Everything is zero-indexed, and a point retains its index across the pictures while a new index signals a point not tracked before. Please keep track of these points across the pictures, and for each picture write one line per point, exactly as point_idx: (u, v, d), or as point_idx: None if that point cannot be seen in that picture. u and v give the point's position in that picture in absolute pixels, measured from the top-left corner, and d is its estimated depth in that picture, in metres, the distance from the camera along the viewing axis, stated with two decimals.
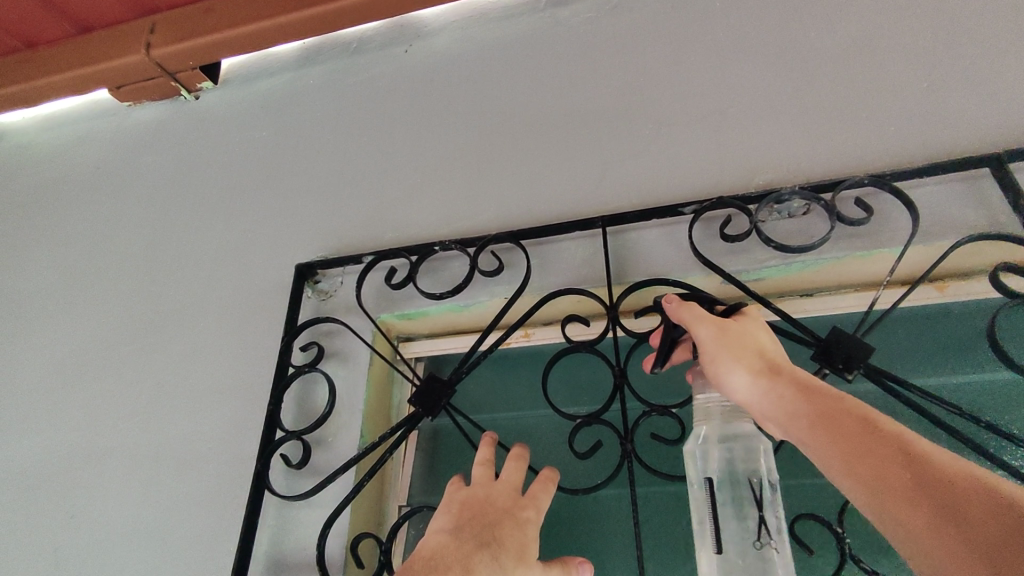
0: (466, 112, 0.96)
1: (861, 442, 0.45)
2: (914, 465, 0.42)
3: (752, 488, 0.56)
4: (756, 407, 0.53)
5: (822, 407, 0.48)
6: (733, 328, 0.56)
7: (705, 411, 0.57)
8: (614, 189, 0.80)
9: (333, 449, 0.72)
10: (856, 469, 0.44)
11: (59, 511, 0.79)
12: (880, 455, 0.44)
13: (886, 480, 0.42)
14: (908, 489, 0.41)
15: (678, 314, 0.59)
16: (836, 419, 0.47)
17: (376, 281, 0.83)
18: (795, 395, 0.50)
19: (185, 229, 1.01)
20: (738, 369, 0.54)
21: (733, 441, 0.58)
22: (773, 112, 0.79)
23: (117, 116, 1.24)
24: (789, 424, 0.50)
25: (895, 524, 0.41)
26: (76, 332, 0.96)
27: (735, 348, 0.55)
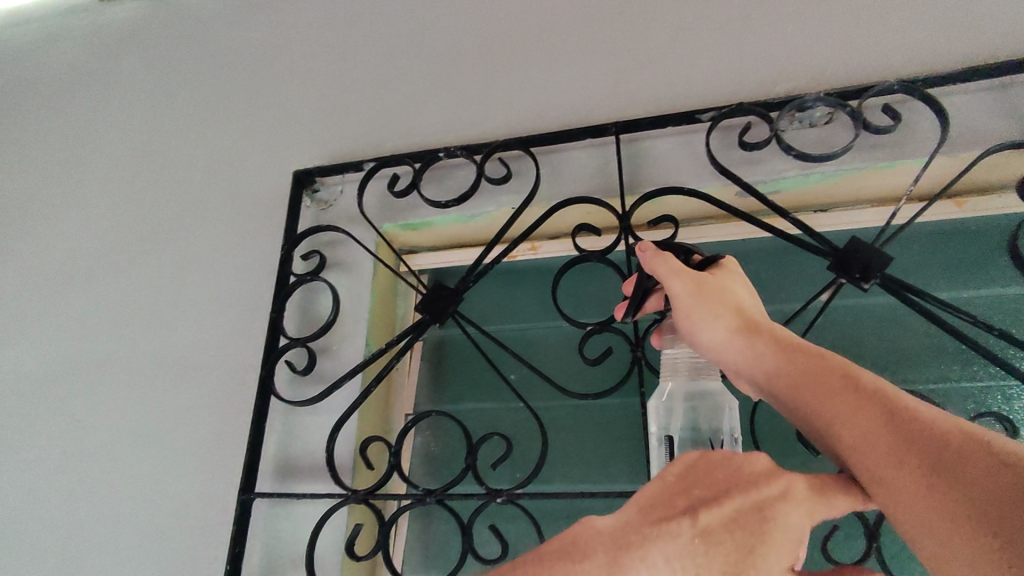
0: (471, 10, 0.90)
1: (844, 401, 0.38)
2: (909, 426, 0.36)
3: (715, 447, 0.52)
4: (732, 366, 0.46)
5: (802, 365, 0.42)
6: (710, 283, 0.50)
7: (671, 367, 0.52)
8: (628, 95, 0.76)
9: (338, 357, 0.72)
10: (844, 436, 0.38)
11: (62, 416, 0.79)
12: (869, 417, 0.37)
13: (881, 448, 0.36)
14: (906, 458, 0.35)
15: (650, 263, 0.53)
16: (816, 379, 0.40)
17: (377, 189, 0.80)
18: (772, 352, 0.44)
19: (173, 135, 0.96)
20: (713, 328, 0.47)
21: (699, 399, 0.52)
22: (800, 13, 0.74)
23: (91, 12, 1.15)
24: (766, 386, 0.43)
25: (892, 500, 0.35)
26: (63, 240, 0.92)
27: (710, 305, 0.48)
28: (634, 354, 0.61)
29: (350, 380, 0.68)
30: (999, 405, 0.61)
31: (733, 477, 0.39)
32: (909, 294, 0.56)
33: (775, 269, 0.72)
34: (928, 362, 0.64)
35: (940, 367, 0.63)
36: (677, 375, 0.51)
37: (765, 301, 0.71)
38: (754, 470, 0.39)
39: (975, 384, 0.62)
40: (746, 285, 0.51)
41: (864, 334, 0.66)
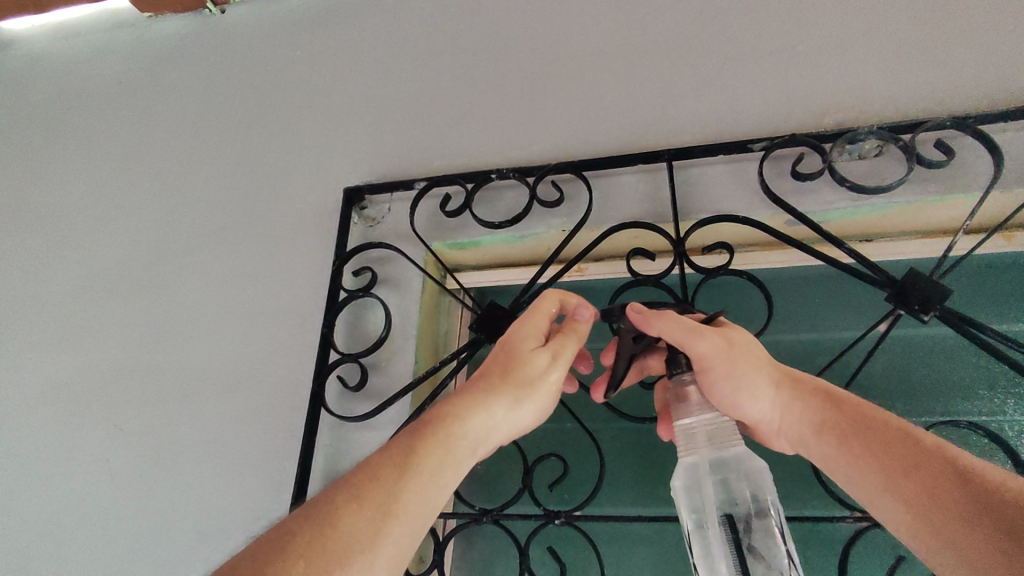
0: (517, 35, 0.92)
1: (895, 452, 0.47)
2: (958, 474, 0.43)
3: (761, 519, 0.50)
4: (782, 421, 0.54)
5: (852, 419, 0.50)
6: (739, 340, 0.55)
7: (690, 439, 0.51)
8: (677, 123, 0.78)
9: (388, 374, 0.72)
10: (898, 483, 0.45)
11: (110, 425, 0.80)
12: (916, 466, 0.45)
13: (931, 494, 0.44)
14: (954, 503, 0.42)
15: (654, 327, 0.54)
16: (870, 432, 0.48)
17: (427, 208, 0.81)
18: (823, 407, 0.52)
19: (220, 150, 0.98)
20: (759, 384, 0.54)
21: (726, 470, 0.50)
22: (847, 48, 0.76)
23: (137, 28, 1.17)
24: (818, 439, 0.51)
25: (943, 540, 0.42)
26: (110, 249, 0.94)
27: (750, 361, 0.55)
28: None
29: (401, 398, 0.68)
30: None
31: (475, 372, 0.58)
32: (969, 328, 0.57)
33: (825, 298, 0.72)
34: (982, 394, 0.64)
35: (994, 399, 0.63)
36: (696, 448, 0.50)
37: (815, 329, 0.71)
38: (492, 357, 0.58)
39: None
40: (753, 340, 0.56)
41: (915, 364, 0.66)
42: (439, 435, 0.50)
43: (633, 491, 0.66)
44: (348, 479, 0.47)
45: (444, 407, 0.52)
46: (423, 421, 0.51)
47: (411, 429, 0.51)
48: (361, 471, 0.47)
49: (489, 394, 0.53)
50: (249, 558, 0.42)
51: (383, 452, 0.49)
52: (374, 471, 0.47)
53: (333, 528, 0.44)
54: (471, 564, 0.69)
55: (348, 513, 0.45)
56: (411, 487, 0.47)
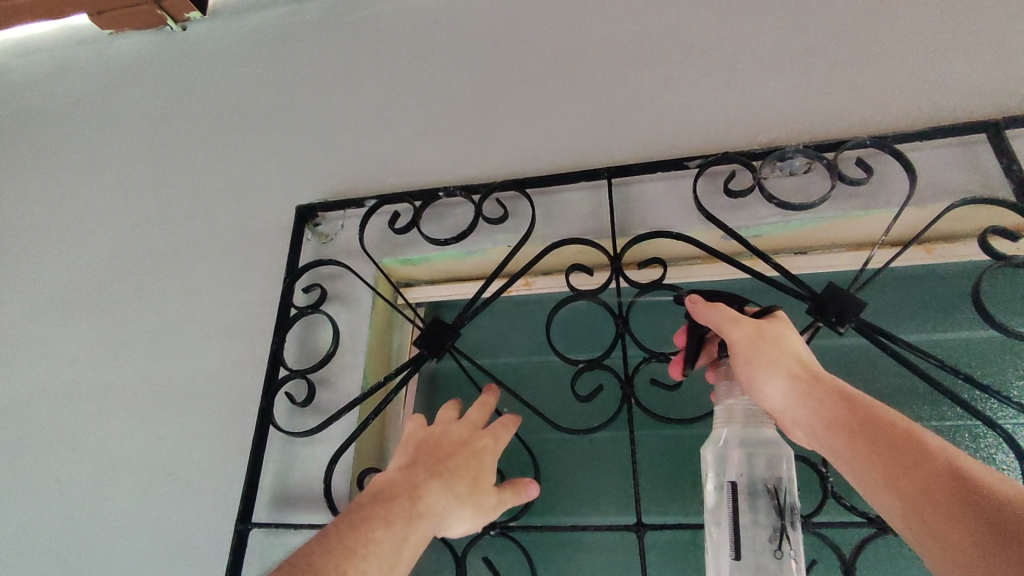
0: (469, 55, 0.94)
1: (900, 451, 0.44)
2: (956, 476, 0.40)
3: (774, 498, 0.55)
4: (795, 413, 0.51)
5: (864, 416, 0.47)
6: (773, 336, 0.55)
7: (727, 411, 0.57)
8: (619, 141, 0.81)
9: (336, 389, 0.74)
10: (897, 479, 0.42)
11: (62, 443, 0.80)
12: (920, 467, 0.42)
13: (926, 492, 0.41)
14: (948, 501, 0.39)
15: (704, 315, 0.58)
16: (877, 430, 0.45)
17: (377, 225, 0.83)
18: (837, 404, 0.49)
19: (177, 166, 0.99)
20: (772, 377, 0.53)
21: (756, 447, 0.56)
22: (780, 69, 0.79)
23: (97, 44, 1.18)
24: (826, 433, 0.48)
25: (932, 540, 0.39)
26: (66, 266, 0.95)
27: (770, 353, 0.54)
28: (624, 392, 0.63)
29: (348, 412, 0.70)
30: (967, 443, 0.64)
31: (431, 436, 0.58)
32: (881, 338, 0.60)
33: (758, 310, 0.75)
34: (902, 401, 0.67)
35: (912, 406, 0.67)
36: (731, 421, 0.56)
37: None
38: (454, 433, 0.58)
39: (944, 423, 0.65)
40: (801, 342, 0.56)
41: (840, 372, 0.69)
42: (425, 524, 0.50)
43: (570, 500, 0.68)
44: (337, 547, 0.46)
45: (424, 488, 0.52)
46: (412, 505, 0.51)
47: (397, 508, 0.50)
48: (352, 542, 0.47)
49: (466, 481, 0.54)
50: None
51: (373, 525, 0.48)
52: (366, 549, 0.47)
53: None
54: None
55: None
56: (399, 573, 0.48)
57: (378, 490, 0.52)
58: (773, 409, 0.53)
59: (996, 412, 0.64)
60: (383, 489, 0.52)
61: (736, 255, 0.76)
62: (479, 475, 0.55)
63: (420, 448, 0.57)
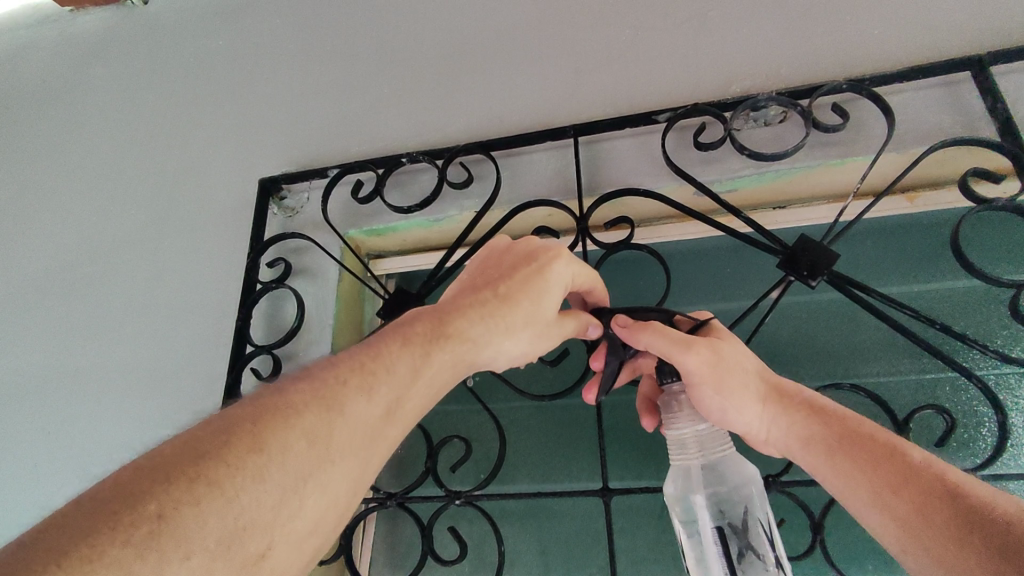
0: (434, 14, 0.90)
1: (883, 467, 0.46)
2: (948, 493, 0.43)
3: (751, 527, 0.49)
4: (768, 433, 0.52)
5: (839, 433, 0.49)
6: (727, 356, 0.52)
7: (678, 443, 0.50)
8: (587, 98, 0.77)
9: (304, 363, 0.73)
10: (890, 499, 0.45)
11: (37, 425, 0.80)
12: (908, 483, 0.44)
13: (922, 512, 0.43)
14: (942, 520, 0.42)
15: (641, 341, 0.52)
16: (856, 447, 0.48)
17: (342, 196, 0.80)
18: (809, 420, 0.51)
19: (142, 143, 0.96)
20: (747, 402, 0.52)
21: (720, 477, 0.49)
22: (754, 13, 0.75)
23: (59, 23, 1.15)
24: (805, 452, 0.50)
25: (934, 557, 0.42)
26: (36, 249, 0.93)
27: (733, 380, 0.51)
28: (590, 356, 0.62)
29: None
30: (947, 396, 0.62)
31: (496, 257, 0.56)
32: (851, 289, 0.58)
33: (731, 269, 0.73)
34: (880, 356, 0.65)
35: (891, 360, 0.64)
36: (690, 453, 0.49)
37: (722, 300, 0.72)
38: (518, 254, 0.54)
39: (924, 377, 0.63)
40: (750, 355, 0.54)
41: (816, 329, 0.67)
42: (454, 348, 0.47)
43: (539, 467, 0.67)
44: (348, 360, 0.43)
45: (460, 313, 0.49)
46: (434, 332, 0.47)
47: (420, 331, 0.47)
48: (364, 355, 0.44)
49: (519, 308, 0.50)
50: (200, 432, 0.37)
51: (391, 343, 0.46)
52: (382, 367, 0.44)
53: (337, 412, 0.40)
54: (391, 548, 0.70)
55: (351, 404, 0.41)
56: (414, 395, 0.45)
57: (412, 316, 0.50)
58: (742, 430, 0.52)
59: (977, 364, 0.62)
60: (418, 314, 0.50)
61: (708, 211, 0.73)
62: (540, 294, 0.51)
63: (482, 271, 0.55)
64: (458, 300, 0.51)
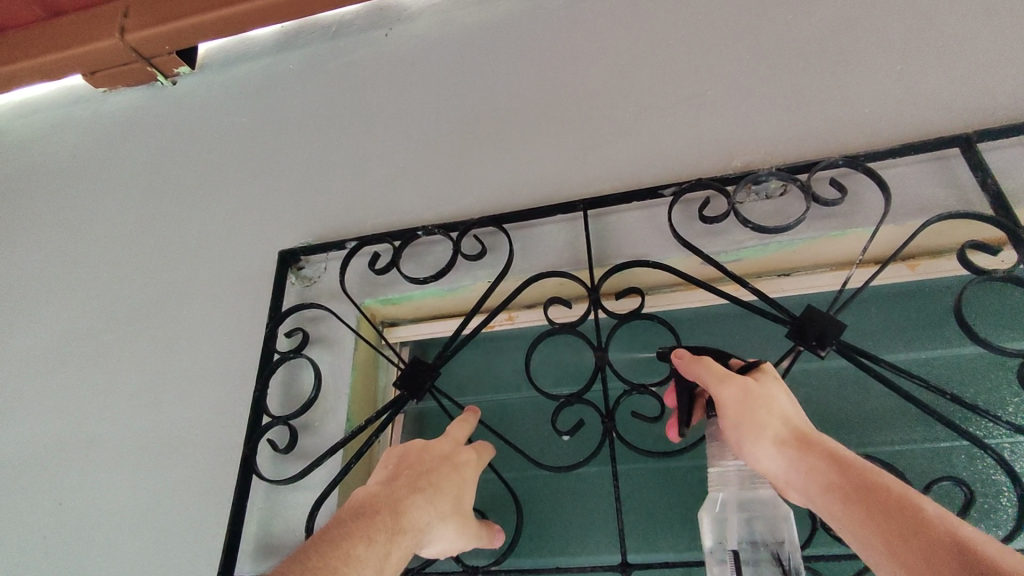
0: (447, 94, 0.96)
1: (894, 514, 0.40)
2: (956, 544, 0.36)
3: (777, 562, 0.52)
4: (788, 478, 0.48)
5: (855, 481, 0.44)
6: (759, 393, 0.52)
7: (721, 477, 0.55)
8: (594, 173, 0.81)
9: (319, 434, 0.74)
10: (896, 547, 0.38)
11: (51, 497, 0.81)
12: (920, 533, 0.38)
13: (930, 560, 0.36)
14: (951, 569, 0.35)
15: (693, 372, 0.56)
16: (871, 494, 0.42)
17: (359, 266, 0.83)
18: (828, 468, 0.46)
19: (166, 215, 1.01)
20: (766, 441, 0.50)
21: (753, 509, 0.54)
22: (751, 93, 0.80)
23: (91, 102, 1.23)
24: (822, 499, 0.45)
25: None
26: (61, 319, 0.96)
27: (758, 418, 0.51)
28: (606, 426, 0.62)
29: (330, 457, 0.70)
30: (963, 466, 0.62)
31: (411, 451, 0.58)
32: (861, 358, 0.59)
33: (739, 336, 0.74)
34: (893, 424, 0.65)
35: (904, 428, 0.65)
36: (729, 488, 0.54)
37: None
38: (435, 447, 0.59)
39: (938, 445, 0.63)
40: (791, 401, 0.53)
41: (828, 396, 0.68)
42: (407, 541, 0.50)
43: (555, 540, 0.67)
44: (319, 565, 0.44)
45: (412, 504, 0.52)
46: (394, 520, 0.50)
47: (382, 521, 0.50)
48: (335, 560, 0.46)
49: (447, 499, 0.55)
50: None
51: (356, 541, 0.47)
52: (353, 562, 0.46)
53: None
54: None
55: None
56: None
57: (360, 505, 0.51)
58: (768, 473, 0.50)
59: (990, 434, 0.62)
60: (369, 502, 0.51)
61: (714, 280, 0.75)
62: (460, 495, 0.57)
63: (398, 461, 0.57)
64: (396, 489, 0.53)
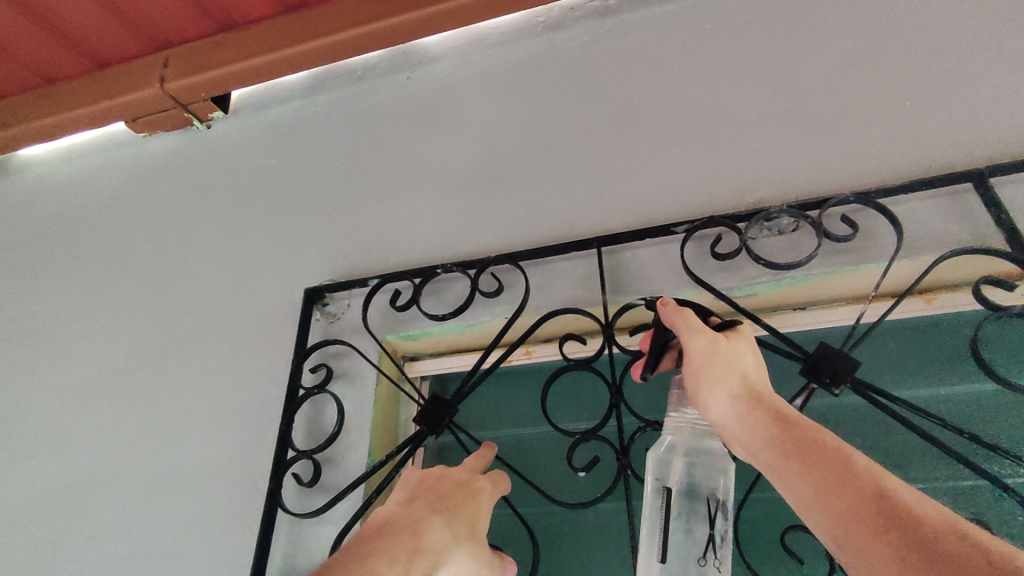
0: (466, 134, 1.00)
1: (828, 467, 0.45)
2: (882, 499, 0.41)
3: (708, 504, 0.60)
4: (729, 428, 0.52)
5: (797, 437, 0.48)
6: (724, 347, 0.57)
7: (676, 427, 0.61)
8: (609, 210, 0.83)
9: (342, 467, 0.76)
10: (830, 500, 0.43)
11: (87, 527, 0.84)
12: (851, 486, 0.43)
13: (858, 512, 0.42)
14: (877, 523, 0.40)
15: (672, 322, 0.61)
16: (808, 447, 0.46)
17: (382, 303, 0.86)
18: (770, 424, 0.50)
19: (199, 253, 1.06)
20: (717, 391, 0.54)
21: (697, 457, 0.61)
22: (762, 130, 0.82)
23: (132, 147, 1.29)
24: (761, 451, 0.49)
25: (860, 551, 0.41)
26: (99, 354, 1.01)
27: (716, 369, 0.55)
28: (620, 463, 0.63)
29: (353, 492, 0.72)
30: (987, 506, 0.61)
31: (430, 475, 0.60)
32: (878, 395, 0.59)
33: None
34: (913, 461, 0.65)
35: (924, 466, 0.64)
36: (681, 434, 0.60)
37: None
38: (452, 472, 0.61)
39: (959, 485, 0.62)
40: (752, 354, 0.57)
41: (846, 433, 0.68)
42: (425, 565, 0.51)
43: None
44: None
45: (429, 526, 0.53)
46: (413, 543, 0.51)
47: (402, 542, 0.51)
48: None
49: (464, 527, 0.56)
50: None
51: (378, 561, 0.49)
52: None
53: None
54: None
55: None
56: None
57: (379, 527, 0.53)
58: (711, 416, 0.55)
59: (1012, 473, 0.61)
60: (387, 528, 0.52)
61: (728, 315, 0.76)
62: (477, 522, 0.57)
63: (420, 484, 0.59)
64: (417, 511, 0.55)
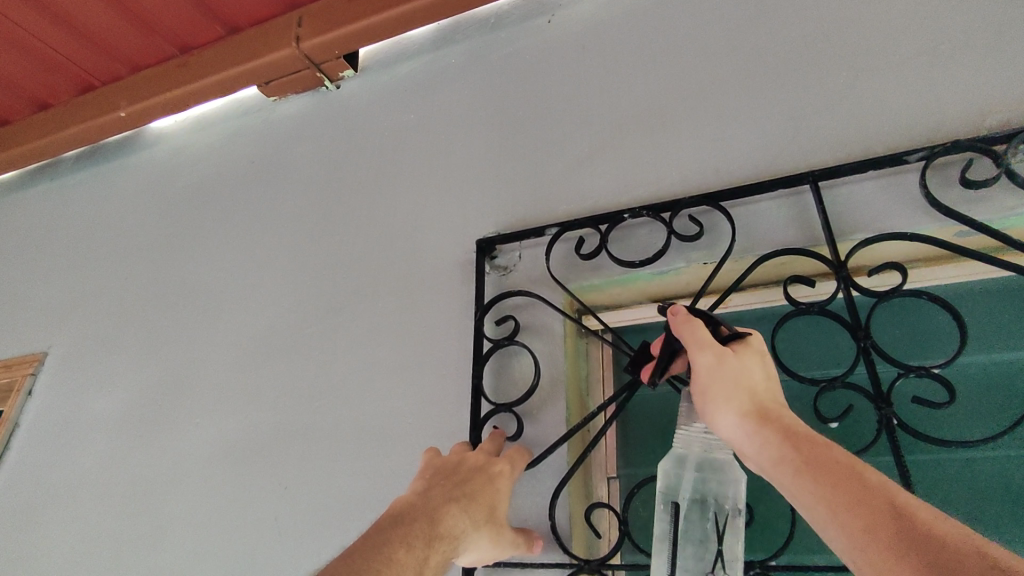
0: (625, 74, 0.93)
1: (843, 485, 0.43)
2: (896, 515, 0.40)
3: (717, 518, 0.58)
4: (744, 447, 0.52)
5: (810, 454, 0.47)
6: (734, 362, 0.56)
7: (685, 441, 0.59)
8: (812, 143, 0.76)
9: (541, 423, 0.74)
10: (842, 516, 0.42)
11: (281, 479, 0.89)
12: (866, 503, 0.41)
13: (872, 530, 0.40)
14: (891, 540, 0.38)
15: (679, 331, 0.59)
16: (822, 466, 0.45)
17: (560, 253, 0.82)
18: (782, 441, 0.49)
19: (347, 214, 1.05)
20: (728, 411, 0.54)
21: (707, 469, 0.59)
22: (998, 42, 0.71)
23: (262, 111, 1.30)
24: (776, 470, 0.48)
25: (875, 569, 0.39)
26: (262, 318, 1.04)
27: (727, 387, 0.54)
28: (882, 412, 0.58)
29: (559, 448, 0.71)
30: None
31: (447, 464, 0.63)
32: None
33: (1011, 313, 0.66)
34: None
35: None
36: (689, 448, 0.59)
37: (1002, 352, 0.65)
38: (469, 459, 0.64)
39: None
40: (756, 370, 0.56)
41: None
42: (445, 546, 0.54)
43: (797, 539, 0.69)
44: (362, 566, 0.47)
45: (448, 510, 0.57)
46: (432, 527, 0.54)
47: (420, 527, 0.53)
48: (379, 563, 0.48)
49: (481, 510, 0.59)
50: None
51: (397, 547, 0.50)
52: (395, 564, 0.49)
53: None
54: None
55: None
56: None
57: (399, 512, 0.55)
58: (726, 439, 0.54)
59: None
60: (408, 511, 0.55)
61: (992, 250, 0.67)
62: (495, 505, 0.61)
63: (436, 473, 0.62)
64: (432, 498, 0.57)
